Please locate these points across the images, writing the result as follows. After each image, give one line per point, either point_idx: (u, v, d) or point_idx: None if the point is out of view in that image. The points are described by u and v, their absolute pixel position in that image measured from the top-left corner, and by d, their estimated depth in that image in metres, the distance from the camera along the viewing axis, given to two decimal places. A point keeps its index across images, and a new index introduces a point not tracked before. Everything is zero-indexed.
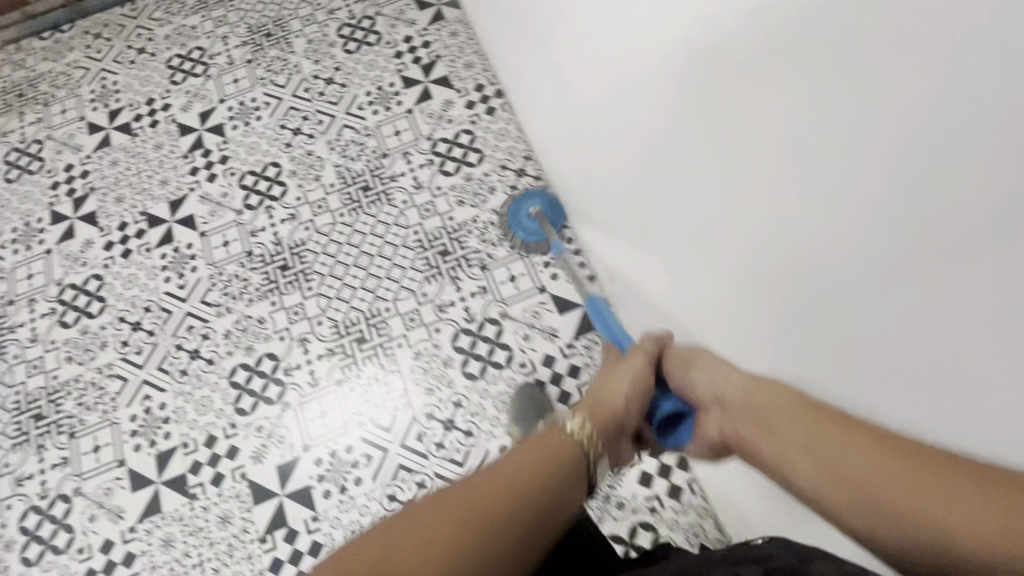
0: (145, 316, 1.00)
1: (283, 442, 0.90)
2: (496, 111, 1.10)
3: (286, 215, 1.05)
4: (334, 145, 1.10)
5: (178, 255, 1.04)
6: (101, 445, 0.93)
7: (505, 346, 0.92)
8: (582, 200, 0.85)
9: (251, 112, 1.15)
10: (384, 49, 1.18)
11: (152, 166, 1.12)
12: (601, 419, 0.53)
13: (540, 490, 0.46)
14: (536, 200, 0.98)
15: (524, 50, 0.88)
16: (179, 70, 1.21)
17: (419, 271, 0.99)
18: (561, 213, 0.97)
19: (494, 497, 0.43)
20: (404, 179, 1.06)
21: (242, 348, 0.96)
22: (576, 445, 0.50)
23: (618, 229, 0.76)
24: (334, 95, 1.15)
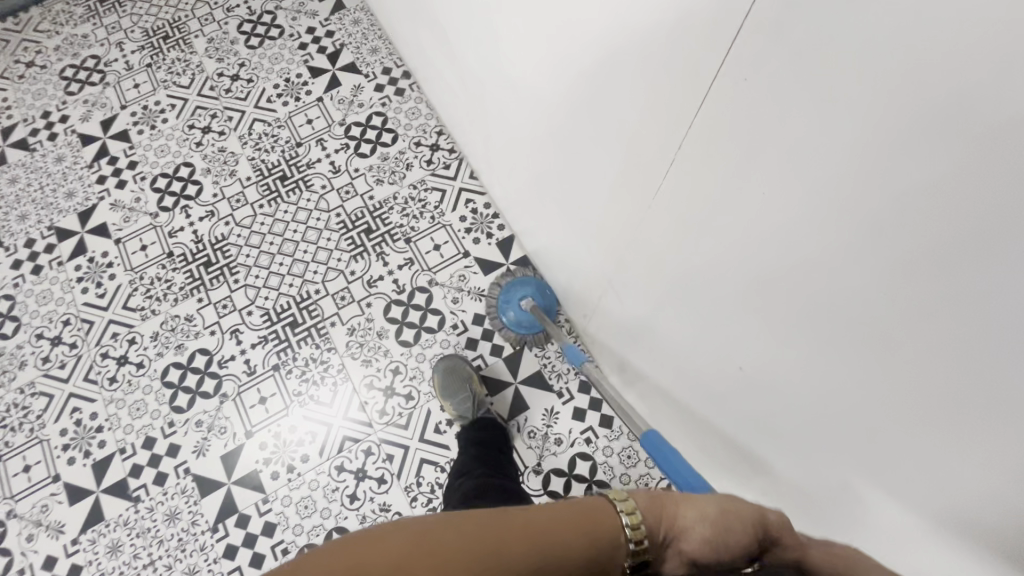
0: (65, 329, 0.98)
1: (225, 432, 0.90)
2: (405, 92, 1.13)
3: (204, 213, 1.05)
4: (247, 139, 1.10)
5: (94, 264, 1.02)
6: (32, 464, 0.90)
7: (436, 311, 0.96)
8: (512, 165, 0.88)
9: (156, 115, 1.13)
10: (287, 41, 1.19)
11: (55, 179, 1.09)
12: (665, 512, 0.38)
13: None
14: (527, 288, 0.92)
15: (427, 34, 0.96)
16: (73, 80, 1.18)
17: (345, 251, 1.01)
18: (553, 299, 0.93)
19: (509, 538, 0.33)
20: (321, 165, 1.07)
21: (172, 348, 0.96)
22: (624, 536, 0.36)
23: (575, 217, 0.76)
24: (241, 91, 1.15)
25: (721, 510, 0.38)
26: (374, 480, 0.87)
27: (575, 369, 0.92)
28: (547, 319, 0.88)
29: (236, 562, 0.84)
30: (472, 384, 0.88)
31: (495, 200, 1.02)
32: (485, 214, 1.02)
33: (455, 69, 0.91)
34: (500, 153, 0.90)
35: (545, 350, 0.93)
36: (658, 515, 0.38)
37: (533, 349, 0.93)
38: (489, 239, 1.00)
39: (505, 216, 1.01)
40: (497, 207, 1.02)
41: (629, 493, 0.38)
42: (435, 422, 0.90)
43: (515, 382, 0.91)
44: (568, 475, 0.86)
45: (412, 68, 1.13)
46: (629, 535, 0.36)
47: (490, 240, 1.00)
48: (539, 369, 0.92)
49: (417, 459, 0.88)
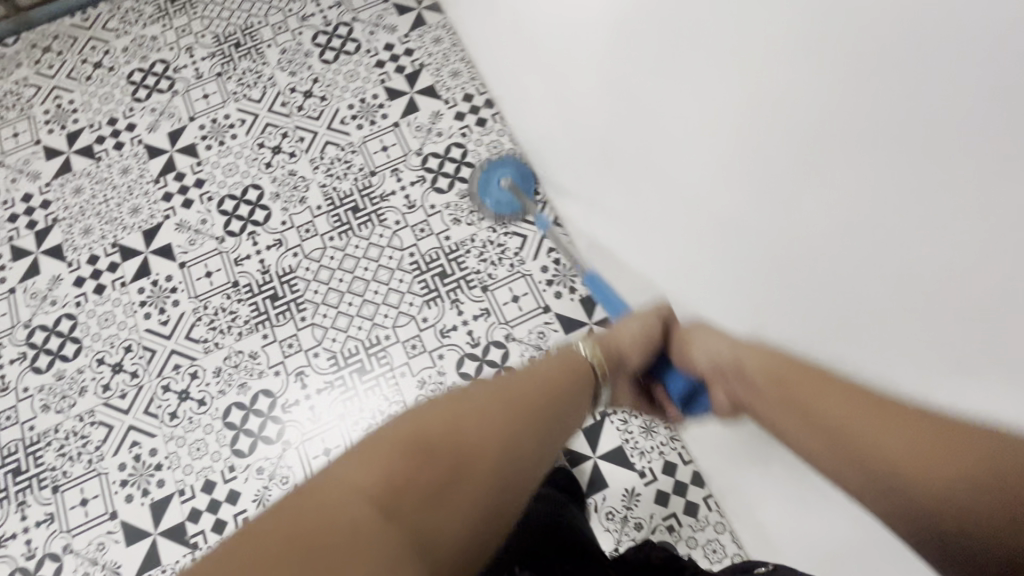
0: (126, 356, 0.94)
1: (287, 482, 0.87)
2: (487, 122, 1.06)
3: (272, 241, 1.00)
4: (318, 163, 1.05)
5: (158, 288, 0.98)
6: (89, 498, 0.87)
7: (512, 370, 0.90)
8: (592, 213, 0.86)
9: (226, 129, 1.08)
10: (364, 58, 1.12)
11: (121, 192, 1.05)
12: (617, 344, 0.67)
13: (502, 415, 0.53)
14: (505, 171, 0.99)
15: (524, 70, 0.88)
16: (141, 86, 1.13)
17: (418, 296, 0.95)
18: (532, 183, 0.99)
19: (466, 412, 0.52)
20: (395, 198, 1.01)
21: (235, 386, 0.92)
22: (589, 364, 0.65)
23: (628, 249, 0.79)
24: (314, 109, 1.09)
25: (650, 327, 0.67)
26: None
27: (659, 449, 0.85)
28: (524, 198, 0.97)
29: None
30: None
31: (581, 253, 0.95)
32: (568, 266, 0.96)
33: (549, 119, 0.87)
34: (579, 197, 0.88)
35: (627, 424, 0.87)
36: (610, 344, 0.67)
37: (614, 422, 0.87)
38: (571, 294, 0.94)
39: None
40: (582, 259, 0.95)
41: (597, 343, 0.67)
42: None
43: (594, 456, 0.85)
44: None
45: (496, 97, 1.06)
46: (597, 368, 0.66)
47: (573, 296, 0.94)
48: (621, 445, 0.86)
49: None
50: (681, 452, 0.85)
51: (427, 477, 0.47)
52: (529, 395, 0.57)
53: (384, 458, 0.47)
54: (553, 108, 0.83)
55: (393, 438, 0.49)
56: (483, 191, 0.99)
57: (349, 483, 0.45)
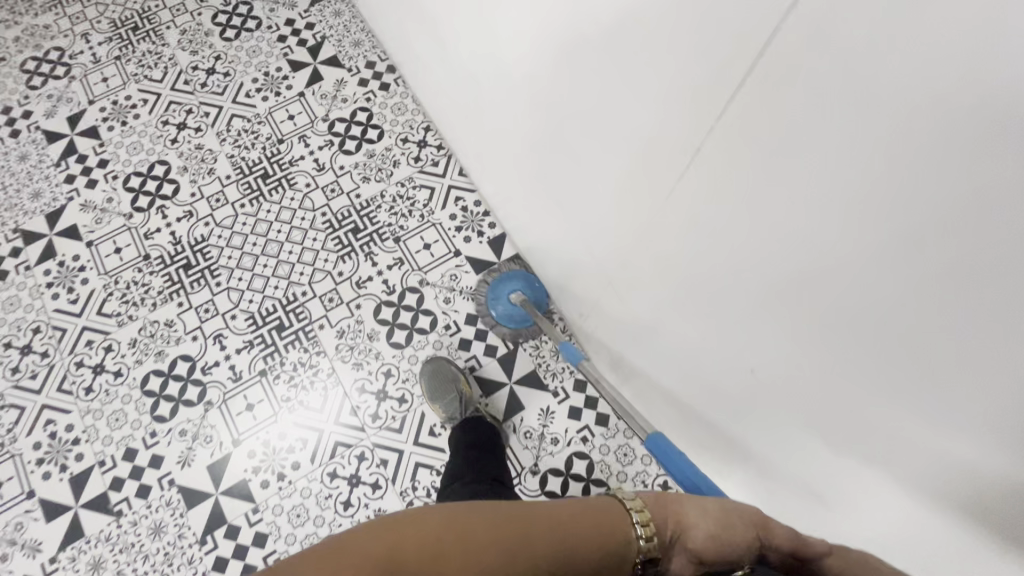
0: (35, 337, 0.93)
1: (210, 441, 0.87)
2: (390, 86, 1.10)
3: (182, 213, 1.00)
4: (225, 136, 1.06)
5: (65, 269, 0.97)
6: (3, 481, 0.85)
7: (427, 312, 0.94)
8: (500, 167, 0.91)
9: (127, 110, 1.08)
10: (266, 34, 1.14)
11: (19, 178, 1.03)
12: (671, 513, 0.45)
13: (553, 540, 0.39)
14: (515, 283, 0.93)
15: (421, 32, 0.93)
16: (35, 73, 1.11)
17: (332, 252, 0.98)
18: (542, 293, 0.93)
19: (531, 546, 0.38)
20: (304, 162, 1.04)
21: (151, 355, 0.92)
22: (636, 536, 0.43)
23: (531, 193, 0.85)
24: (217, 85, 1.10)
25: (721, 509, 0.46)
26: (368, 485, 0.86)
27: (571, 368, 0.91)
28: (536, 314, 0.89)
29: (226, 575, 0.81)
30: (460, 385, 0.87)
31: (486, 198, 1.00)
32: (475, 212, 1.01)
33: (444, 70, 0.93)
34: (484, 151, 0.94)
35: (540, 349, 0.92)
36: (663, 513, 0.45)
37: (527, 350, 0.92)
38: (480, 237, 0.99)
39: (496, 215, 1.00)
40: (488, 204, 1.01)
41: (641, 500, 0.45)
42: (430, 425, 0.89)
43: (510, 382, 0.90)
44: (565, 474, 0.86)
45: (397, 62, 1.10)
46: (644, 535, 0.43)
47: (481, 239, 0.99)
48: (534, 368, 0.91)
49: (412, 463, 0.87)
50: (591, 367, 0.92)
51: (424, 541, 0.36)
52: (573, 547, 0.40)
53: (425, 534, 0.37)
54: (452, 65, 0.88)
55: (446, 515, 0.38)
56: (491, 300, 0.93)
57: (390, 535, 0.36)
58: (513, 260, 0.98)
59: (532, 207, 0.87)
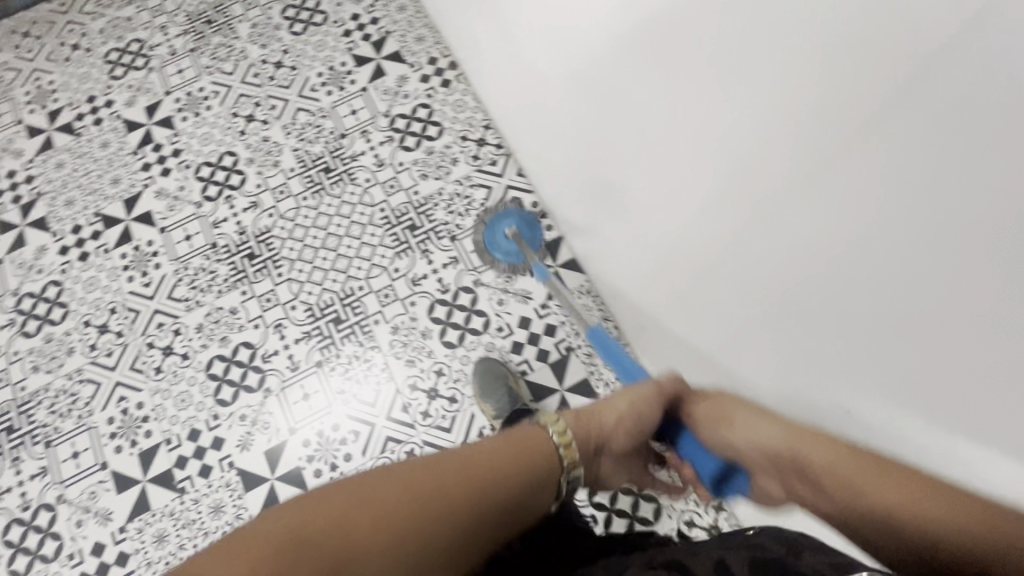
0: (112, 317, 0.98)
1: (268, 427, 0.90)
2: (451, 83, 1.10)
3: (248, 204, 1.03)
4: (290, 129, 1.08)
5: (139, 253, 1.02)
6: (80, 451, 0.91)
7: (481, 313, 0.94)
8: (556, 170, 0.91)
9: (200, 102, 1.12)
10: (332, 28, 1.16)
11: (101, 165, 1.09)
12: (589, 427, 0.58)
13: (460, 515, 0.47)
14: (510, 219, 0.96)
15: (485, 27, 0.92)
16: (118, 64, 1.17)
17: (389, 248, 0.99)
18: (539, 232, 0.96)
19: (450, 488, 0.47)
20: (365, 158, 1.05)
21: (216, 340, 0.95)
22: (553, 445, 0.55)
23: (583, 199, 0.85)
24: (285, 79, 1.12)
25: (631, 408, 0.59)
26: None
27: None
28: (527, 249, 0.94)
29: None
30: (509, 384, 0.87)
31: (544, 201, 0.99)
32: (533, 214, 0.99)
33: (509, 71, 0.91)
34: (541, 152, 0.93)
35: (593, 358, 0.90)
36: (585, 429, 0.57)
37: (580, 357, 0.91)
38: None
39: (554, 218, 0.98)
40: (546, 207, 0.99)
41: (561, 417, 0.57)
42: (479, 427, 0.89)
43: (561, 389, 0.89)
44: None
45: (459, 59, 1.10)
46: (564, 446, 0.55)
47: (538, 241, 0.97)
48: (586, 376, 0.90)
49: None
50: None
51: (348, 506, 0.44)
52: (489, 485, 0.49)
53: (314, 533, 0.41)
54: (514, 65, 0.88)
55: (297, 520, 0.42)
56: (490, 237, 0.96)
57: (282, 542, 0.40)
58: (569, 265, 0.96)
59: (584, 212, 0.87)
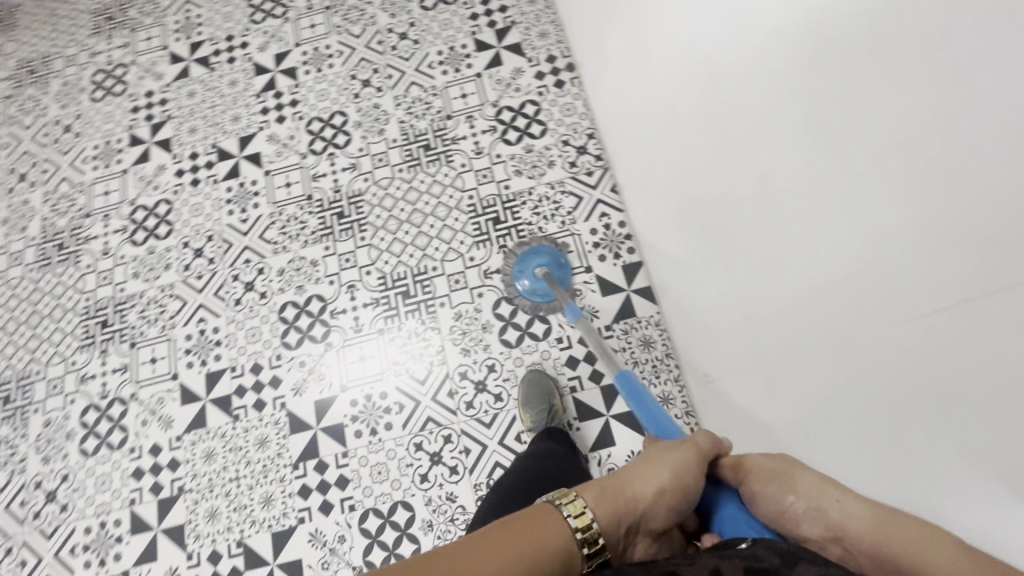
0: (207, 244, 1.06)
1: (322, 379, 0.95)
2: (565, 85, 1.09)
3: (347, 164, 1.08)
4: (401, 101, 1.11)
5: (243, 190, 1.09)
6: (157, 358, 0.99)
7: (544, 320, 0.94)
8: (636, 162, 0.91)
9: (324, 58, 1.17)
10: (460, 9, 1.17)
11: (226, 101, 1.16)
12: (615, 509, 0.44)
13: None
14: (541, 258, 0.95)
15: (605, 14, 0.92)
16: (259, 9, 1.24)
17: (470, 236, 1.00)
18: (568, 274, 0.94)
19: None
20: (465, 143, 1.06)
21: (293, 287, 1.01)
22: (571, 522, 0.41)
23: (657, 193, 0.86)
24: (405, 51, 1.15)
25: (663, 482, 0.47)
26: (446, 468, 0.88)
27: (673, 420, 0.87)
28: (556, 287, 0.90)
29: (307, 503, 0.89)
30: (553, 400, 0.87)
31: (632, 223, 0.97)
32: (618, 233, 0.98)
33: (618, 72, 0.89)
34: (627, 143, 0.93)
35: None
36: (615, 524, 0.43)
37: None
38: (615, 260, 0.96)
39: (638, 242, 0.96)
40: (632, 229, 0.97)
41: (576, 492, 0.44)
42: (518, 430, 0.89)
43: (606, 414, 0.88)
44: None
45: (578, 62, 1.08)
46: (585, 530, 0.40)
47: (616, 261, 0.96)
48: None
49: (492, 461, 0.88)
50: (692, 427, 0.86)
51: None
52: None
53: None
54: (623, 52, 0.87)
55: None
56: (518, 272, 0.95)
57: None
58: (642, 293, 0.94)
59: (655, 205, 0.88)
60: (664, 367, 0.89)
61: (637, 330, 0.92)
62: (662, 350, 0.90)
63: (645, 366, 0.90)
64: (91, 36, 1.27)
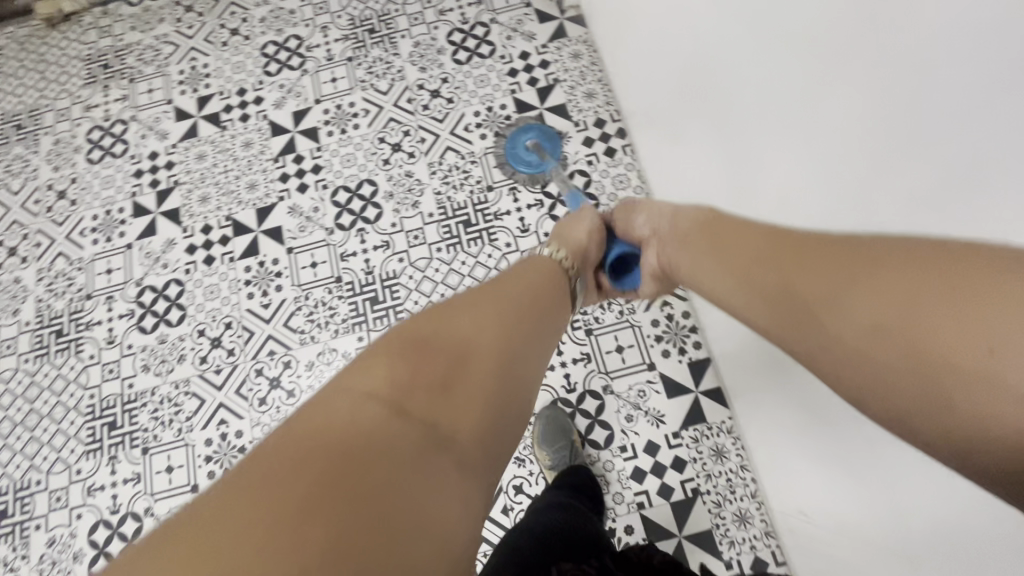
0: (226, 332, 0.96)
1: None
2: (616, 153, 1.00)
3: (380, 242, 0.98)
4: (436, 169, 1.02)
5: (264, 270, 0.98)
6: (174, 466, 0.90)
7: (605, 425, 0.86)
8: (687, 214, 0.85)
9: (349, 118, 1.07)
10: (497, 63, 1.07)
11: (241, 166, 1.06)
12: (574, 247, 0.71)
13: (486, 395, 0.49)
14: (529, 133, 1.01)
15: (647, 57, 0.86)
16: (273, 60, 1.13)
17: None
18: (557, 143, 1.00)
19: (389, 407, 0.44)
20: (508, 218, 0.98)
21: (324, 384, 0.92)
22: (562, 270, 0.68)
23: None
24: (438, 111, 1.06)
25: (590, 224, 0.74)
26: None
27: (753, 542, 0.79)
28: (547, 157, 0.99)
29: None
30: (573, 437, 0.84)
31: (698, 315, 0.89)
32: (682, 325, 0.90)
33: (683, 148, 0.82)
34: (674, 192, 0.87)
35: (720, 509, 0.81)
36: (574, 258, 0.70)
37: (706, 503, 0.82)
38: (680, 355, 0.88)
39: (705, 335, 0.89)
40: (698, 321, 0.89)
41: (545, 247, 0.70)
42: None
43: (679, 536, 0.81)
44: None
45: (630, 128, 1.00)
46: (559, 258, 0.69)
47: (682, 357, 0.88)
48: (711, 529, 0.81)
49: None
50: (773, 550, 0.79)
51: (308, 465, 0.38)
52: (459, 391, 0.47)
53: (285, 447, 0.39)
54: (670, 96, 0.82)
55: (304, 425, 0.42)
56: (513, 155, 1.01)
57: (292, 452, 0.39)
58: (711, 394, 0.86)
59: None
60: (740, 481, 0.82)
61: (709, 437, 0.84)
62: (736, 461, 0.83)
63: (718, 479, 0.82)
64: (84, 86, 1.15)
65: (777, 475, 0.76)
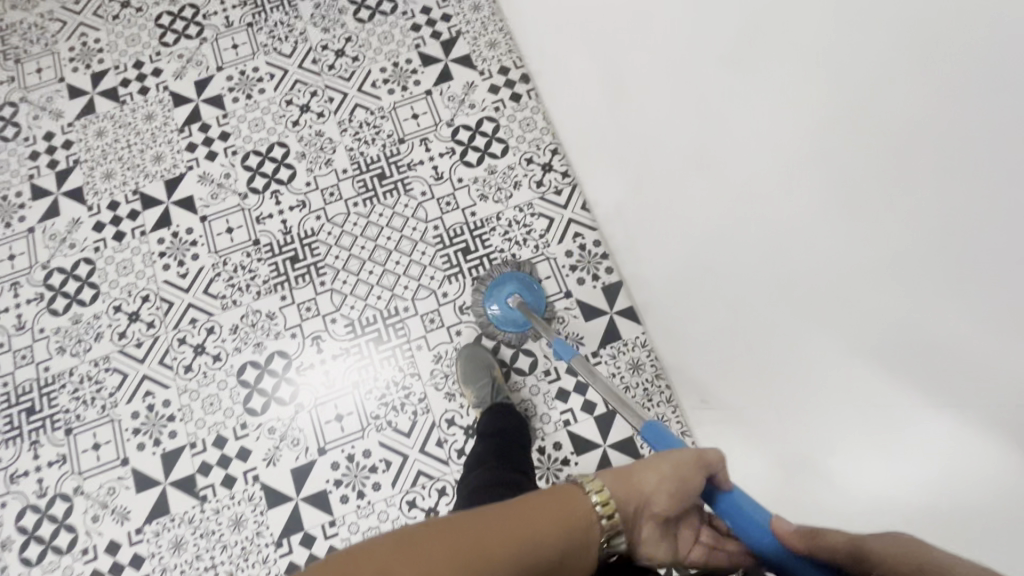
0: (144, 305, 0.94)
1: (297, 444, 0.87)
2: (522, 98, 1.03)
3: (295, 202, 0.98)
4: (346, 126, 1.02)
5: (178, 240, 0.97)
6: (101, 443, 0.88)
7: (529, 353, 0.90)
8: (595, 130, 0.86)
9: (254, 83, 1.06)
10: (400, 19, 1.08)
11: (144, 139, 1.03)
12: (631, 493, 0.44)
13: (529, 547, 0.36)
14: (511, 288, 0.90)
15: None
16: (169, 30, 1.10)
17: (439, 270, 0.94)
18: (540, 296, 0.90)
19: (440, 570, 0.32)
20: (422, 168, 0.99)
21: (250, 345, 0.92)
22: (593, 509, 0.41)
23: (620, 169, 0.82)
24: (345, 70, 1.06)
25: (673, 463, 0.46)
26: None
27: None
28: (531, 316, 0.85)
29: None
30: (494, 372, 0.87)
31: (608, 241, 0.94)
32: (594, 253, 0.94)
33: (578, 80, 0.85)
34: (585, 110, 0.87)
35: None
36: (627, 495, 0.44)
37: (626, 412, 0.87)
38: (594, 281, 0.93)
39: (615, 260, 0.93)
40: (609, 247, 0.94)
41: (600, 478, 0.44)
42: None
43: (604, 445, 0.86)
44: None
45: (533, 73, 1.03)
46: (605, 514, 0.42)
47: (596, 283, 0.93)
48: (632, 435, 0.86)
49: None
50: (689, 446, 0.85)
51: None
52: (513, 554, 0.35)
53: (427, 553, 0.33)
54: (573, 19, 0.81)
55: None
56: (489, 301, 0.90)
57: None
58: (625, 313, 0.91)
59: (618, 172, 0.83)
60: (655, 389, 0.88)
61: (626, 353, 0.89)
62: (651, 372, 0.89)
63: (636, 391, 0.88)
64: None
65: (685, 371, 0.82)
